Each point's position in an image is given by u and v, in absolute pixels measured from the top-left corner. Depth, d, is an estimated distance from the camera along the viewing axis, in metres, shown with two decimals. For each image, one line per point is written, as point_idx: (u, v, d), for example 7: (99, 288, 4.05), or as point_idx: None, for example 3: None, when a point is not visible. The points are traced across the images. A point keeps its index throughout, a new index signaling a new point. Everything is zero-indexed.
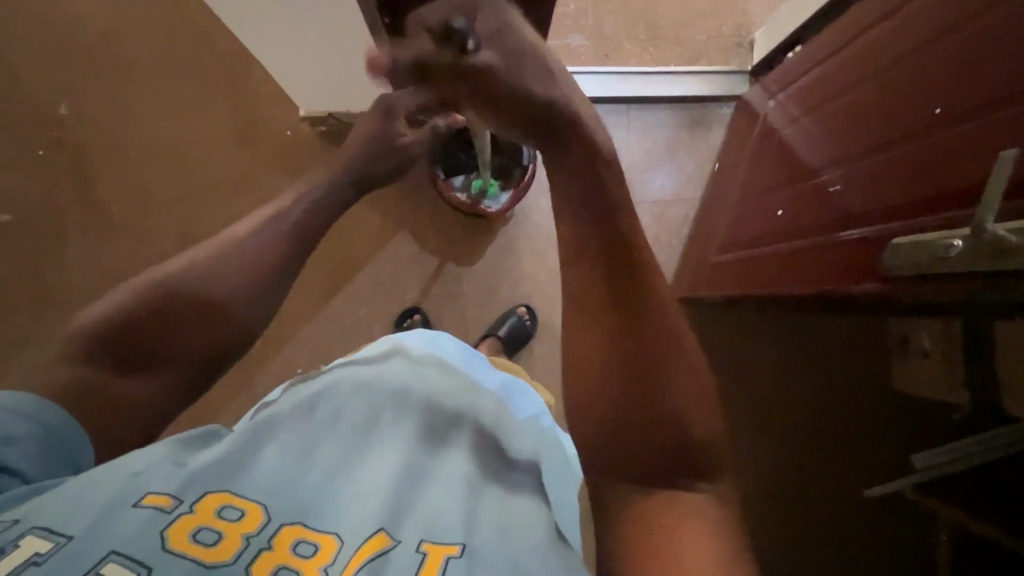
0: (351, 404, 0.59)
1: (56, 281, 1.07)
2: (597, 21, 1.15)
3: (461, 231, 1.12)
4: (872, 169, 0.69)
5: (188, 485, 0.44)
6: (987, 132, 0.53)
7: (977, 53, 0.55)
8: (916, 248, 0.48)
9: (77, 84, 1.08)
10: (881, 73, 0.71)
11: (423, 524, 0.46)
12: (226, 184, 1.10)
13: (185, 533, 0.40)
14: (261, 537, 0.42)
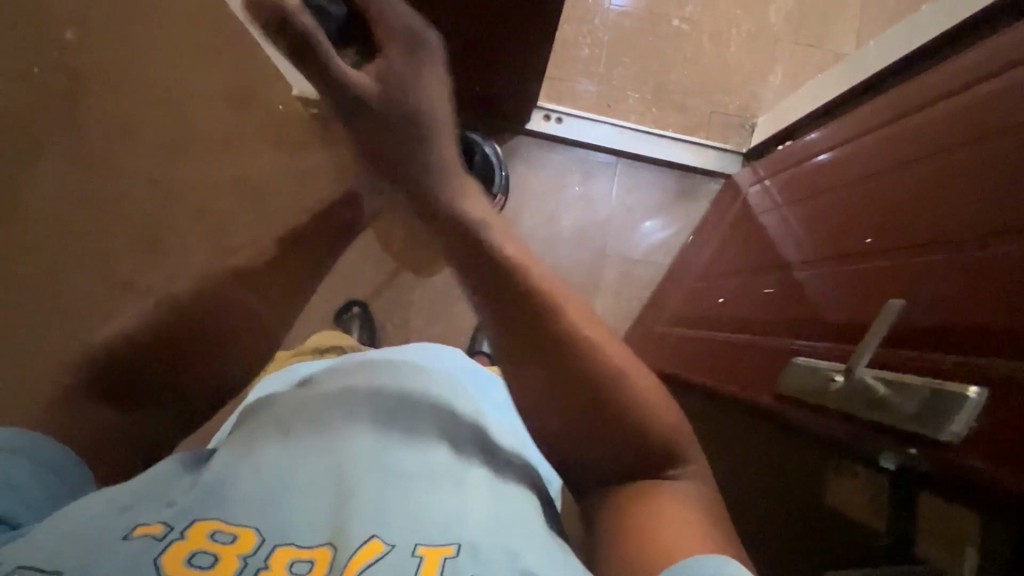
0: (330, 398, 0.50)
1: (17, 198, 1.07)
2: (610, 72, 1.18)
3: (424, 241, 1.13)
4: (840, 273, 0.63)
5: (185, 509, 0.38)
6: (973, 268, 0.46)
7: (938, 184, 0.54)
8: (813, 374, 0.56)
9: (94, 15, 1.10)
10: (860, 182, 0.67)
11: (416, 522, 0.39)
12: (211, 142, 1.10)
13: (175, 560, 0.34)
14: (254, 560, 0.35)
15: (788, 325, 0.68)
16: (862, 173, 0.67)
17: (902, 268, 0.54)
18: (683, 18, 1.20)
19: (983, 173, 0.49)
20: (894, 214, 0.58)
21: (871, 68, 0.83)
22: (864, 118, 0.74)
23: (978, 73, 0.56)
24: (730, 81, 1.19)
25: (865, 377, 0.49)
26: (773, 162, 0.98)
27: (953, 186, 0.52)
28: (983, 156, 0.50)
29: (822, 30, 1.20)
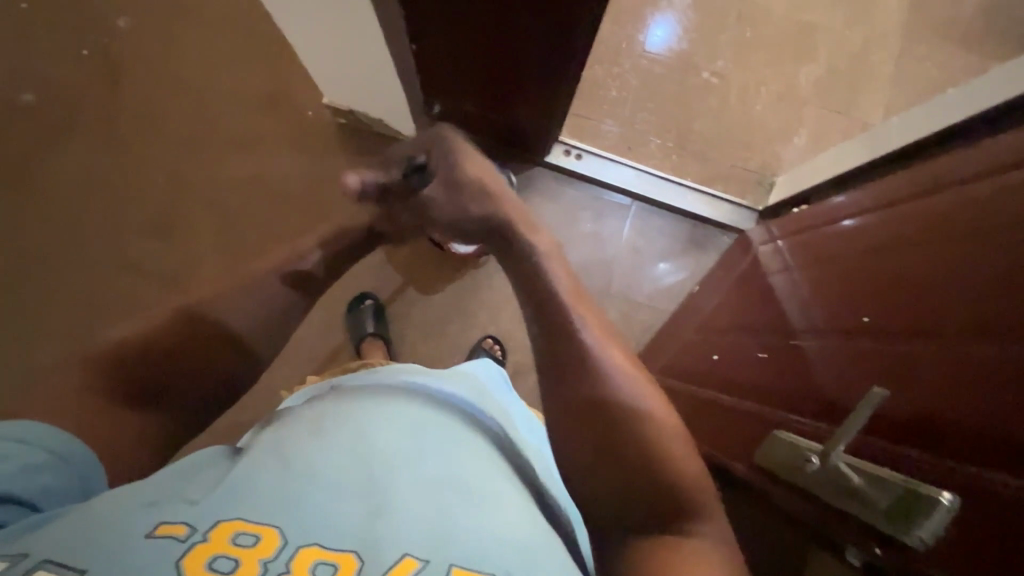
0: (363, 404, 0.49)
1: (47, 170, 1.11)
2: (635, 115, 1.19)
3: (429, 260, 1.14)
4: (834, 347, 0.62)
5: (205, 509, 0.37)
6: (959, 359, 0.46)
7: (945, 270, 0.52)
8: (790, 449, 0.55)
9: (145, 6, 1.14)
10: (864, 255, 0.66)
11: (446, 537, 0.38)
12: (238, 140, 1.13)
13: (198, 561, 0.34)
14: (279, 564, 0.35)
15: (784, 397, 0.66)
16: (871, 248, 0.66)
17: (903, 354, 0.52)
18: (713, 70, 1.21)
19: (990, 266, 0.47)
20: (899, 294, 0.57)
21: (890, 144, 0.83)
22: (881, 192, 0.73)
23: (995, 164, 0.55)
24: (753, 137, 1.20)
25: (840, 466, 0.47)
26: (787, 224, 0.97)
27: (959, 275, 0.50)
28: (993, 248, 0.48)
29: (850, 98, 1.21)
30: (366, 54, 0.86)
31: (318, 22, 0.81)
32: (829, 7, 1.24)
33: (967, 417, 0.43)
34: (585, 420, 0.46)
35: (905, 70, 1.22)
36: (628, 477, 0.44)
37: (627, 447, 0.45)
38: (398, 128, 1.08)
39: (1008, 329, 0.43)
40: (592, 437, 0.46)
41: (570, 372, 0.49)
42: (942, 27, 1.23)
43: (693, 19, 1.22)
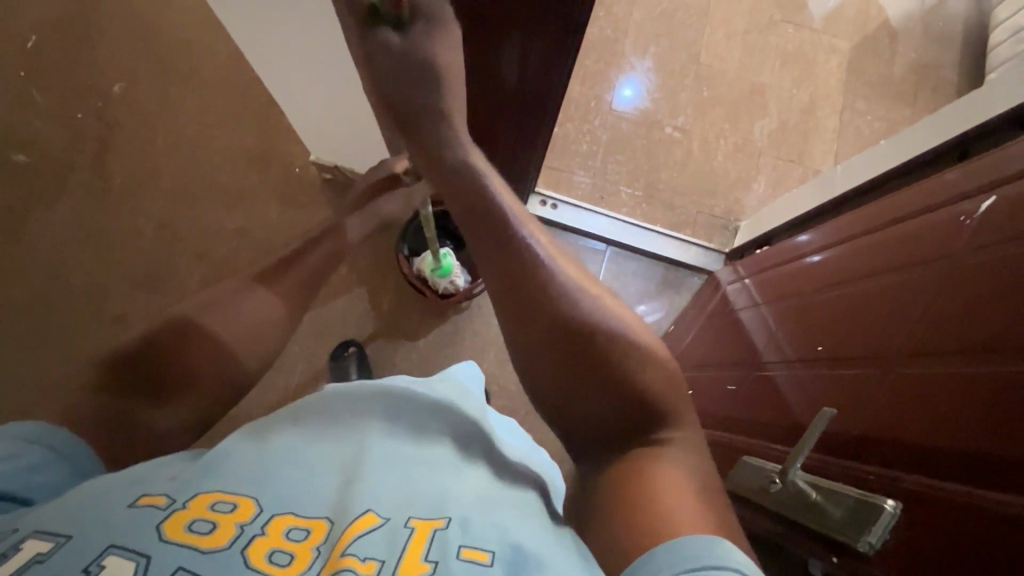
0: (337, 393, 0.52)
1: (35, 226, 1.13)
2: (606, 167, 1.27)
3: (413, 306, 1.17)
4: (794, 375, 0.67)
5: (184, 482, 0.40)
6: (907, 362, 0.51)
7: (892, 296, 0.57)
8: (757, 473, 0.58)
9: (139, 72, 1.20)
10: (816, 286, 0.72)
11: (410, 500, 0.41)
12: (226, 194, 1.17)
13: (179, 524, 0.36)
14: (255, 527, 0.37)
15: (762, 427, 0.69)
16: (828, 280, 0.70)
17: (856, 375, 0.56)
18: (676, 126, 1.31)
19: (935, 294, 0.52)
20: (851, 322, 0.61)
21: (839, 189, 0.89)
22: (837, 229, 0.78)
23: (935, 201, 0.59)
24: (716, 185, 1.28)
25: (796, 481, 0.50)
26: (752, 263, 1.02)
27: (907, 303, 0.54)
28: (938, 279, 0.52)
29: (802, 148, 1.31)
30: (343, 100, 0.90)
31: (302, 77, 0.86)
32: (777, 69, 1.36)
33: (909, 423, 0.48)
34: (562, 349, 0.46)
35: (850, 123, 1.33)
36: (616, 397, 0.45)
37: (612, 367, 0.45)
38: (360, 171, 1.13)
39: (962, 351, 0.46)
40: (569, 364, 0.46)
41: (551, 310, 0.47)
42: (879, 86, 1.36)
43: (656, 81, 1.33)
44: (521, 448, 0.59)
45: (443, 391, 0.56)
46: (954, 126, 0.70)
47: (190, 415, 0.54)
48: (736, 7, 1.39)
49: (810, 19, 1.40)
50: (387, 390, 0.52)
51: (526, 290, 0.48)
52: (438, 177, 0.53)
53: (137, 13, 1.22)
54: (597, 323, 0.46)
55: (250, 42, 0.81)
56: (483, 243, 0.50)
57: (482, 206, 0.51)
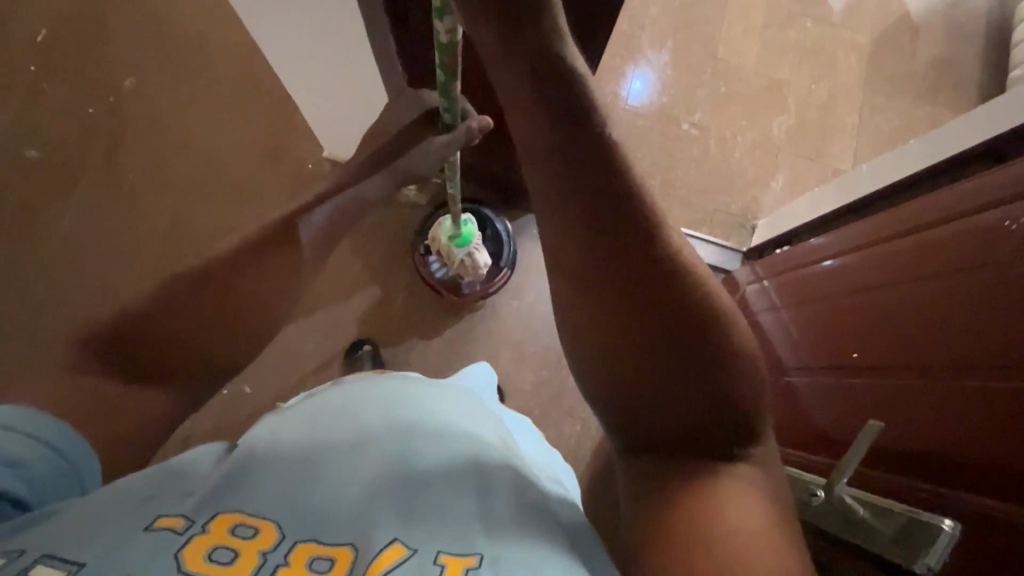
0: (353, 402, 0.51)
1: (46, 222, 1.13)
2: None
3: (427, 305, 1.16)
4: (824, 384, 0.66)
5: (201, 502, 0.40)
6: (951, 372, 0.49)
7: (927, 306, 0.55)
8: (793, 482, 0.57)
9: (150, 67, 1.19)
10: (843, 293, 0.70)
11: (437, 529, 0.40)
12: (238, 192, 1.16)
13: (198, 552, 0.36)
14: (276, 556, 0.37)
15: (794, 437, 0.68)
16: (854, 285, 0.69)
17: (893, 388, 0.55)
18: (693, 122, 1.29)
19: (975, 309, 0.50)
20: (884, 332, 0.60)
21: (862, 190, 0.88)
22: (861, 232, 0.76)
23: (972, 205, 0.57)
24: (733, 183, 1.27)
25: (837, 495, 0.49)
26: (770, 264, 1.01)
27: (946, 316, 0.53)
28: (980, 290, 0.50)
29: (821, 146, 1.29)
30: (356, 92, 0.88)
31: (314, 69, 0.85)
32: (795, 65, 1.34)
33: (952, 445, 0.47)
34: (681, 347, 0.40)
35: (870, 120, 1.31)
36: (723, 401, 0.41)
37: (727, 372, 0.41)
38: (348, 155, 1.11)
39: (1005, 370, 0.45)
40: (687, 364, 0.40)
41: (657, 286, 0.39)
42: (900, 82, 1.34)
43: (672, 76, 1.31)
44: (539, 454, 0.58)
45: (461, 398, 0.55)
46: (987, 129, 0.68)
47: (185, 396, 0.54)
48: (754, 1, 1.37)
49: (830, 13, 1.37)
50: (402, 404, 0.50)
51: (655, 277, 0.39)
52: (539, 108, 0.38)
53: (145, 8, 1.21)
54: (717, 323, 0.40)
55: (261, 34, 0.80)
56: (598, 212, 0.38)
57: (606, 159, 0.38)
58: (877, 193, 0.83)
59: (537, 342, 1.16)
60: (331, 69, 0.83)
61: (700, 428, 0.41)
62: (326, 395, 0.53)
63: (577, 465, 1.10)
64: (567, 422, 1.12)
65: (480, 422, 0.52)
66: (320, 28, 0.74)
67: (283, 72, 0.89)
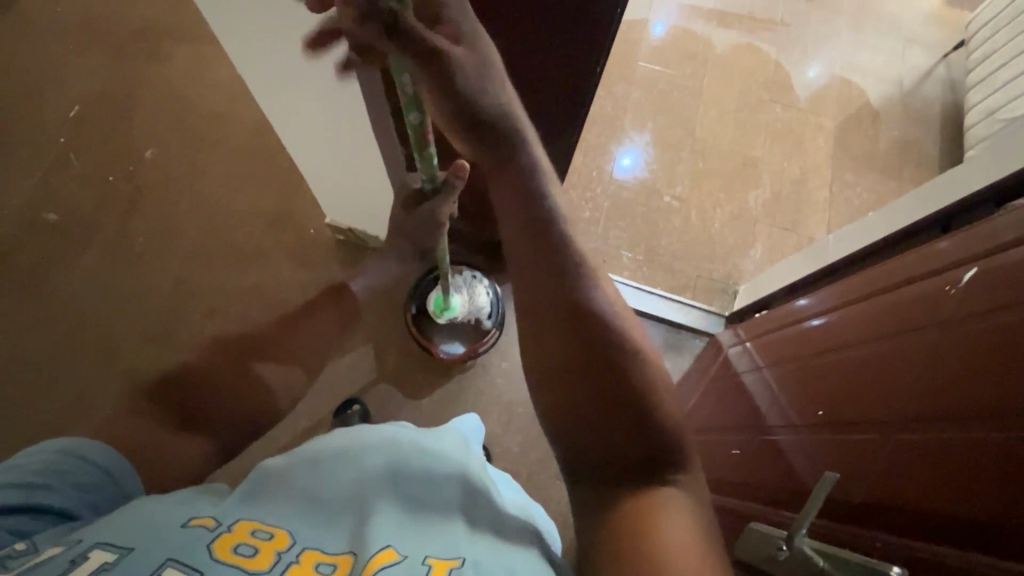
0: (348, 436, 0.51)
1: (57, 280, 1.17)
2: (607, 232, 1.33)
3: (418, 363, 1.18)
4: (801, 436, 0.67)
5: (228, 509, 0.42)
6: (921, 414, 0.51)
7: (888, 355, 0.59)
8: (763, 541, 0.56)
9: (171, 141, 1.29)
10: (816, 349, 0.73)
11: (425, 538, 0.41)
12: (243, 254, 1.22)
13: (225, 546, 0.38)
14: (288, 555, 0.39)
15: (770, 493, 0.68)
16: (824, 341, 0.72)
17: (864, 437, 0.57)
18: (674, 194, 1.38)
19: (933, 359, 0.53)
20: (854, 386, 0.62)
21: (829, 258, 0.92)
22: (830, 296, 0.80)
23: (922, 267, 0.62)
24: (714, 251, 1.33)
25: (803, 547, 0.49)
26: (752, 327, 1.03)
27: (908, 367, 0.55)
28: (932, 343, 0.54)
29: (796, 218, 1.37)
30: (361, 171, 0.95)
31: (324, 148, 0.93)
32: (768, 144, 1.45)
33: (919, 480, 0.48)
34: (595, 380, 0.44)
35: (840, 194, 1.40)
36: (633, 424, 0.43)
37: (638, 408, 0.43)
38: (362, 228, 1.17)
39: (964, 409, 0.47)
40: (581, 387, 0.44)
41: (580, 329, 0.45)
42: (865, 161, 1.44)
43: (654, 153, 1.41)
44: (522, 504, 0.58)
45: (452, 438, 0.56)
46: (932, 203, 0.74)
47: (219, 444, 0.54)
48: (726, 88, 1.50)
49: (797, 99, 1.51)
50: (390, 437, 0.51)
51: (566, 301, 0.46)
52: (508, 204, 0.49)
53: (173, 88, 1.33)
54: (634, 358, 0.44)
55: (280, 116, 0.89)
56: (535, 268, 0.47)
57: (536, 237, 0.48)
58: (842, 260, 0.87)
59: (526, 402, 1.16)
60: (340, 149, 0.91)
61: (623, 458, 0.42)
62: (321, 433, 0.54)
63: (567, 530, 1.07)
64: (555, 485, 1.11)
65: (467, 457, 0.53)
66: (332, 113, 0.82)
67: (295, 150, 0.97)
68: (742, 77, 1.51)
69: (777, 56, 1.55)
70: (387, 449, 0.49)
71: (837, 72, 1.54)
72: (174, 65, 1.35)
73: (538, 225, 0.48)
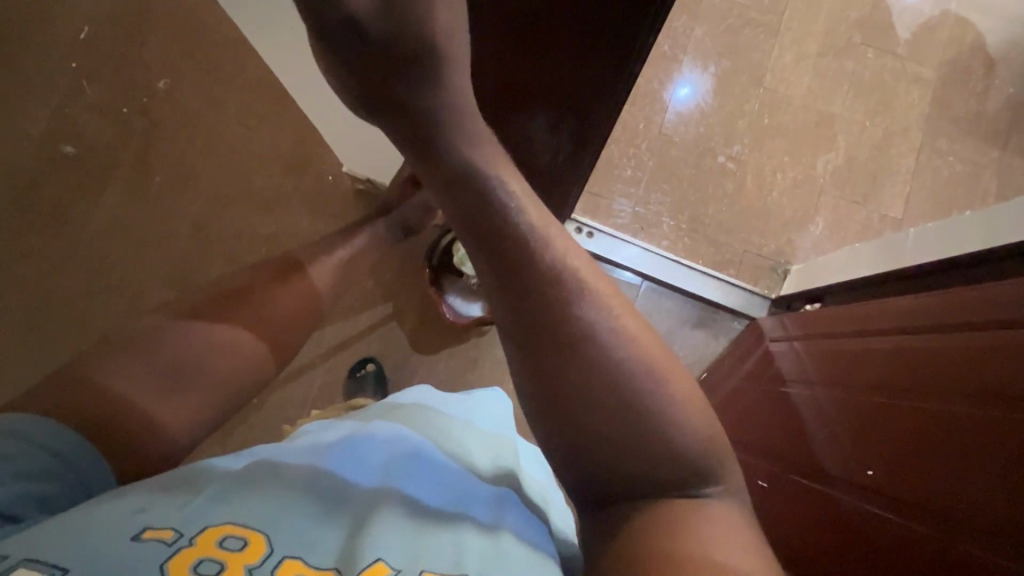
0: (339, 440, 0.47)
1: (77, 217, 1.16)
2: (649, 195, 1.20)
3: (437, 326, 1.14)
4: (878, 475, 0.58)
5: (196, 510, 0.36)
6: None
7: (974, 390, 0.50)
8: None
9: (184, 70, 1.20)
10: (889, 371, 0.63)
11: (421, 547, 0.38)
12: (261, 201, 1.18)
13: (182, 566, 0.33)
14: (263, 571, 0.34)
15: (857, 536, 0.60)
16: (898, 354, 0.63)
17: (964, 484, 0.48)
18: (730, 155, 1.21)
19: None
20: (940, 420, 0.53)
21: (903, 260, 0.79)
22: (903, 311, 0.69)
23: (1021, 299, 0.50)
24: (767, 223, 1.19)
25: None
26: (801, 322, 0.93)
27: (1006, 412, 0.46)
28: None
29: (870, 189, 1.20)
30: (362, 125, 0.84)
31: (320, 94, 0.82)
32: (850, 99, 1.24)
33: None
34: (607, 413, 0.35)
35: (927, 164, 1.21)
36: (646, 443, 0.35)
37: (655, 427, 0.35)
38: (380, 182, 1.08)
39: None
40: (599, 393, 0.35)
41: (574, 360, 0.35)
42: (967, 124, 1.22)
43: (713, 104, 1.23)
44: (541, 489, 0.55)
45: (451, 439, 0.52)
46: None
47: (210, 410, 0.47)
48: (811, 26, 1.27)
49: (895, 43, 1.26)
50: (386, 447, 0.47)
51: (544, 318, 0.36)
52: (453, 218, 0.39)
53: (185, 10, 1.22)
54: (644, 374, 0.36)
55: (272, 50, 0.78)
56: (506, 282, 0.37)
57: (494, 232, 0.37)
58: (918, 266, 0.75)
59: None
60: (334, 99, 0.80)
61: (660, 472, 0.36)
62: (311, 434, 0.50)
63: None
64: None
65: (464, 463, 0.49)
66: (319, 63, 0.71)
67: (298, 88, 0.88)
68: (831, 13, 1.27)
69: None
70: (376, 464, 0.45)
71: (952, 8, 1.27)
72: None
73: (498, 225, 0.37)
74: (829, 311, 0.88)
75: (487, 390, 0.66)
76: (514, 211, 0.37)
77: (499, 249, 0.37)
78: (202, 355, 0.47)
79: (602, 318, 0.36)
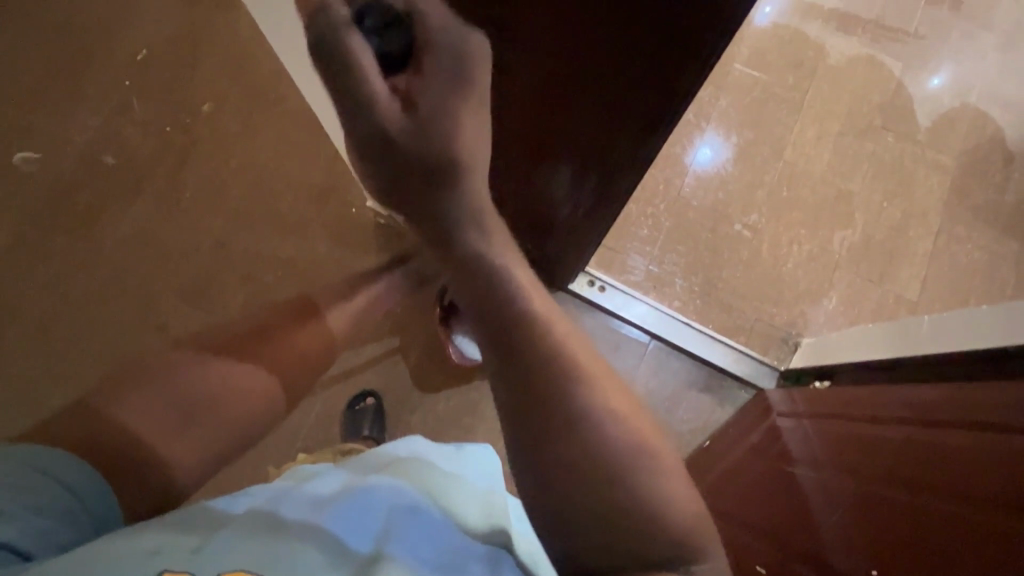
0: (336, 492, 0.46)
1: (106, 225, 1.20)
2: (664, 255, 1.21)
3: (441, 365, 1.14)
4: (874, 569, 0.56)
5: (211, 556, 0.35)
6: None
7: (989, 494, 0.48)
8: None
9: (228, 96, 1.26)
10: (898, 464, 0.62)
11: None
12: (285, 225, 1.21)
13: None
14: None
15: None
16: (910, 448, 0.62)
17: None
18: (747, 223, 1.23)
19: None
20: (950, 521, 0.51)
21: (917, 346, 0.79)
22: (917, 403, 0.68)
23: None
24: (781, 293, 1.19)
25: None
26: (811, 399, 0.91)
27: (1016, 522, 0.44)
28: None
29: (886, 269, 1.20)
30: None
31: None
32: (869, 179, 1.26)
33: None
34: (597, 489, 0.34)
35: (945, 249, 1.21)
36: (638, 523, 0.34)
37: (646, 509, 0.35)
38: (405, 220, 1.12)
39: None
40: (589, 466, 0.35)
41: (567, 431, 0.36)
42: (985, 213, 1.23)
43: (732, 172, 1.26)
44: (531, 552, 0.54)
45: (444, 502, 0.51)
46: None
47: (212, 451, 0.45)
48: (833, 106, 1.30)
49: (915, 129, 1.29)
50: (385, 502, 0.46)
51: (538, 390, 0.36)
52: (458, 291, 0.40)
53: (237, 42, 1.29)
54: (635, 454, 0.36)
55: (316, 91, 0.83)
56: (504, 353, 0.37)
57: (495, 308, 0.38)
58: (932, 355, 0.74)
59: None
60: None
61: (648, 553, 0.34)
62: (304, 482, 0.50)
63: None
64: None
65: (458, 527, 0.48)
66: None
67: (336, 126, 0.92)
68: (853, 95, 1.31)
69: (902, 72, 1.32)
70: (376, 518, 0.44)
71: (972, 101, 1.30)
72: (241, 16, 1.31)
73: (499, 301, 0.38)
74: (840, 391, 0.86)
75: (479, 447, 0.65)
76: (516, 289, 0.39)
77: (498, 325, 0.38)
78: (219, 392, 0.46)
79: (594, 395, 0.37)
